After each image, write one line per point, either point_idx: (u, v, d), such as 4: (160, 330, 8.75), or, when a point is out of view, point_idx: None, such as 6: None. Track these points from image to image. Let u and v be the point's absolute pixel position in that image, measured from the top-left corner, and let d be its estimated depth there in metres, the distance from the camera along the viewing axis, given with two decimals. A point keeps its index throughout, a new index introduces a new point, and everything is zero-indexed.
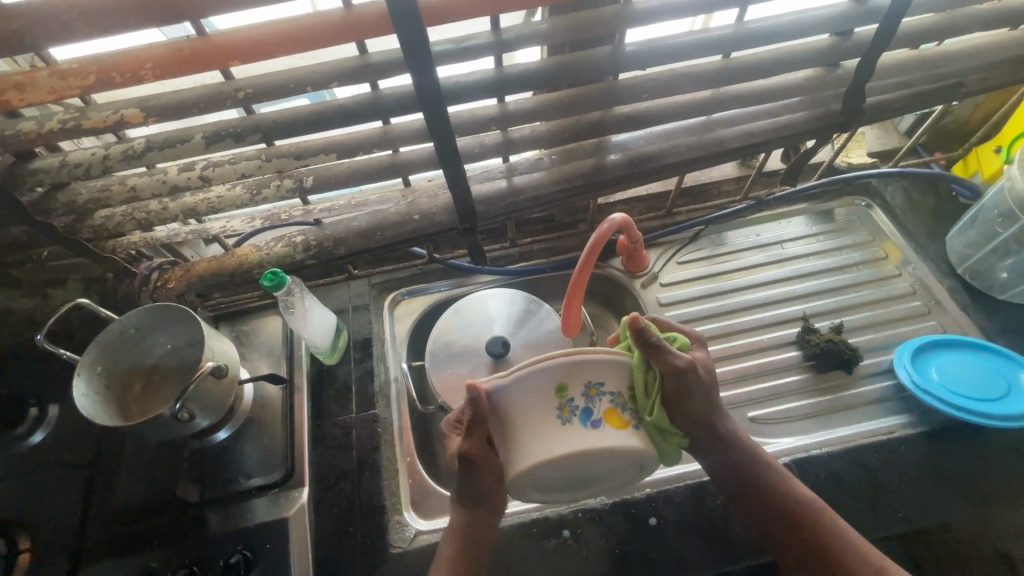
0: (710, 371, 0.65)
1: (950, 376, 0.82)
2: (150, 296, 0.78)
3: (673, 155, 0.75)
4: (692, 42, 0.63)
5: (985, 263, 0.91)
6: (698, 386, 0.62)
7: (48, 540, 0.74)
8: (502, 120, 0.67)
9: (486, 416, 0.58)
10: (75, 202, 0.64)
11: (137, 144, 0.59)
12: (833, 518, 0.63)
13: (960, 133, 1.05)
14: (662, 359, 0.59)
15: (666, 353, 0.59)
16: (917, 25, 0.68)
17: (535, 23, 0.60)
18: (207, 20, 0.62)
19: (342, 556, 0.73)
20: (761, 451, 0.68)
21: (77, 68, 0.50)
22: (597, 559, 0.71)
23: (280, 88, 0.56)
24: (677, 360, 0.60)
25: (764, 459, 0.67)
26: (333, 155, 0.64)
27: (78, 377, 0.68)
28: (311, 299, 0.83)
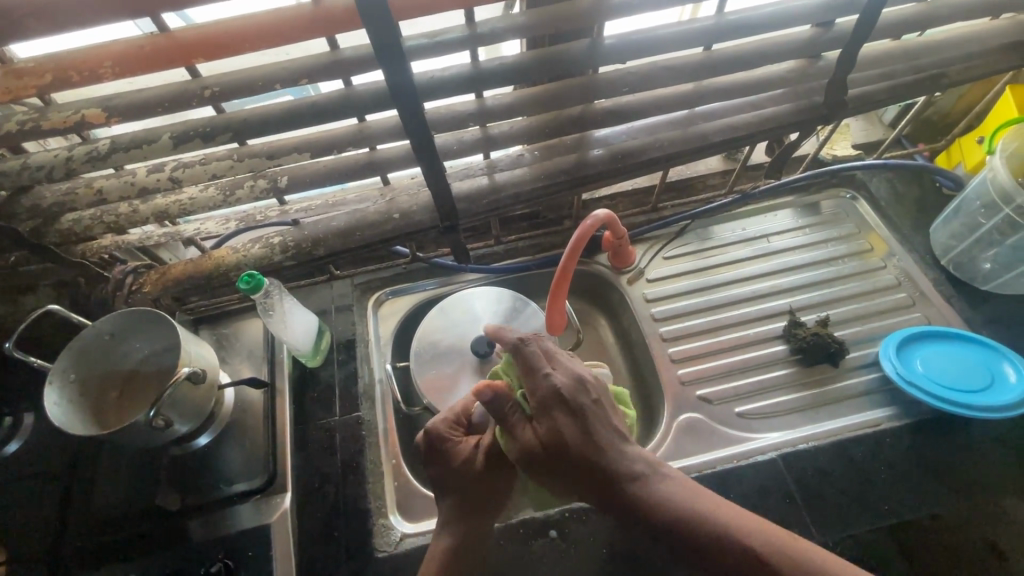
0: (559, 441, 0.58)
1: (935, 369, 0.82)
2: (125, 301, 0.76)
3: (657, 149, 0.74)
4: (672, 34, 0.62)
5: (968, 255, 0.92)
6: (544, 460, 0.59)
7: (25, 553, 0.72)
8: (480, 116, 0.66)
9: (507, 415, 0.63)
10: (40, 206, 0.62)
11: (103, 145, 0.57)
12: (779, 548, 0.55)
13: (943, 125, 1.05)
14: (509, 436, 0.61)
15: (511, 434, 0.61)
16: (898, 16, 0.68)
17: (511, 16, 0.58)
18: (182, 14, 0.61)
19: (327, 561, 0.72)
20: (671, 492, 0.58)
21: (33, 66, 0.48)
22: (584, 558, 0.71)
23: (248, 85, 0.54)
24: (516, 440, 0.60)
25: (674, 503, 0.57)
26: (307, 154, 0.62)
27: (49, 387, 0.66)
28: (291, 301, 0.81)
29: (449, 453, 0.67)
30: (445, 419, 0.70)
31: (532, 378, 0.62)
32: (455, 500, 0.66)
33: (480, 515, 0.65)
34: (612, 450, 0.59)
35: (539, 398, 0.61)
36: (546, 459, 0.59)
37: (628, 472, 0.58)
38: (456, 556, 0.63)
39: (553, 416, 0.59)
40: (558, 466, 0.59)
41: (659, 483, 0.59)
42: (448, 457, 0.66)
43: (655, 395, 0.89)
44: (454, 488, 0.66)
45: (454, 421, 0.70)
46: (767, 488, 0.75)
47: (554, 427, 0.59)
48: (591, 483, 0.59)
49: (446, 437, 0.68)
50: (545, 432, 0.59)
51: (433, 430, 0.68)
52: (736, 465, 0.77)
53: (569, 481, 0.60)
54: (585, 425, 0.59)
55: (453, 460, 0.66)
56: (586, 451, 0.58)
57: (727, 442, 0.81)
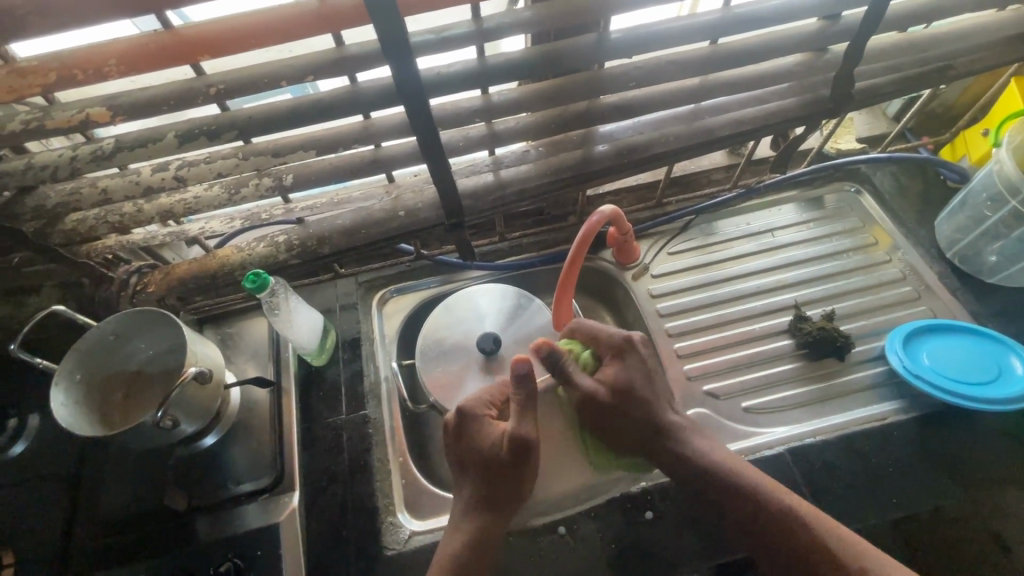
0: (624, 384, 0.68)
1: (941, 361, 0.82)
2: (130, 301, 0.76)
3: (663, 144, 0.74)
4: (678, 28, 0.62)
5: (974, 247, 0.92)
6: (607, 411, 0.68)
7: (34, 553, 0.72)
8: (486, 112, 0.65)
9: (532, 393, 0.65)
10: (44, 207, 0.62)
11: (107, 144, 0.57)
12: (812, 512, 0.63)
13: (948, 117, 1.04)
14: (569, 384, 0.68)
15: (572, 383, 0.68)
16: (905, 8, 0.67)
17: (517, 11, 0.58)
18: (179, 12, 0.60)
19: (336, 559, 0.72)
20: (715, 450, 0.68)
21: (37, 65, 0.48)
22: (593, 555, 0.70)
23: (253, 82, 0.54)
24: (576, 387, 0.68)
25: (714, 457, 0.67)
26: (312, 152, 0.62)
27: (55, 388, 0.67)
28: (296, 299, 0.81)
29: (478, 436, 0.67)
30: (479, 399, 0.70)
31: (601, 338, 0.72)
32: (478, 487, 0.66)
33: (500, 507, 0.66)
34: (664, 405, 0.70)
35: (613, 348, 0.71)
36: (604, 403, 0.68)
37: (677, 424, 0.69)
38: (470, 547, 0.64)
39: (625, 363, 0.70)
40: (612, 408, 0.68)
41: (694, 435, 0.69)
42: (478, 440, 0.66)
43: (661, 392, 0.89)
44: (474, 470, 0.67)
45: (490, 401, 0.71)
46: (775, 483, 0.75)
47: (619, 371, 0.69)
48: (639, 432, 0.69)
49: (477, 417, 0.68)
50: (614, 377, 0.69)
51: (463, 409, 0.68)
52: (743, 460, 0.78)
53: (620, 423, 0.69)
54: (649, 374, 0.70)
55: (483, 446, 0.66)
56: (645, 396, 0.68)
57: (733, 437, 0.81)
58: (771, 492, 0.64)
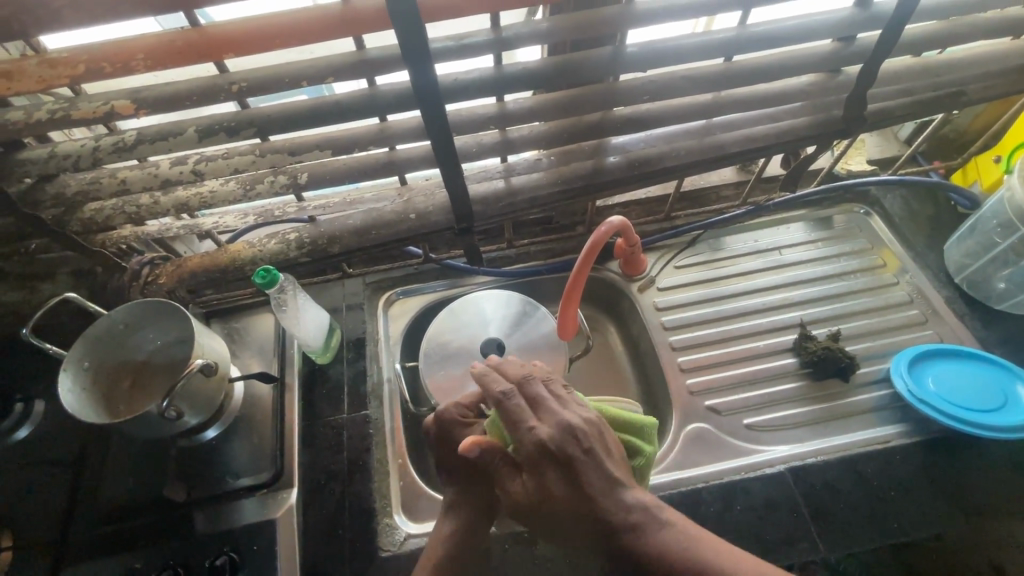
0: (542, 502, 0.54)
1: (946, 387, 0.81)
2: (141, 291, 0.77)
3: (674, 158, 0.75)
4: (693, 45, 0.63)
5: (982, 274, 0.91)
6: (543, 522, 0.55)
7: (31, 537, 0.72)
8: (501, 120, 0.66)
9: None
10: (63, 195, 0.62)
11: (128, 136, 0.58)
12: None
13: (960, 142, 1.04)
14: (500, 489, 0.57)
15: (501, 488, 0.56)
16: (921, 32, 0.68)
17: (535, 22, 0.59)
18: (202, 11, 0.61)
19: (331, 558, 0.72)
20: (676, 542, 0.53)
21: (67, 57, 0.49)
22: (588, 567, 0.70)
23: (276, 80, 0.55)
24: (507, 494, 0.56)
25: (674, 553, 0.52)
26: (328, 152, 0.63)
27: (65, 373, 0.67)
28: (304, 297, 0.81)
29: (466, 444, 0.65)
30: (457, 405, 0.68)
31: (515, 430, 0.57)
32: (457, 482, 0.66)
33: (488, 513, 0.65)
34: (611, 495, 0.54)
35: (527, 451, 0.56)
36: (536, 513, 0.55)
37: (622, 522, 0.53)
38: (451, 544, 0.62)
39: (539, 469, 0.55)
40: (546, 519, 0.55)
41: (660, 527, 0.54)
42: (465, 448, 0.65)
43: (664, 406, 0.89)
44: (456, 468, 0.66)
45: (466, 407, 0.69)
46: (774, 502, 0.75)
47: (536, 485, 0.54)
48: (583, 532, 0.54)
49: (457, 422, 0.67)
50: (533, 488, 0.54)
51: (445, 413, 0.67)
52: (744, 477, 0.77)
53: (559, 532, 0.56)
54: (572, 479, 0.54)
55: (471, 450, 0.64)
56: (574, 511, 0.53)
57: (734, 453, 0.80)
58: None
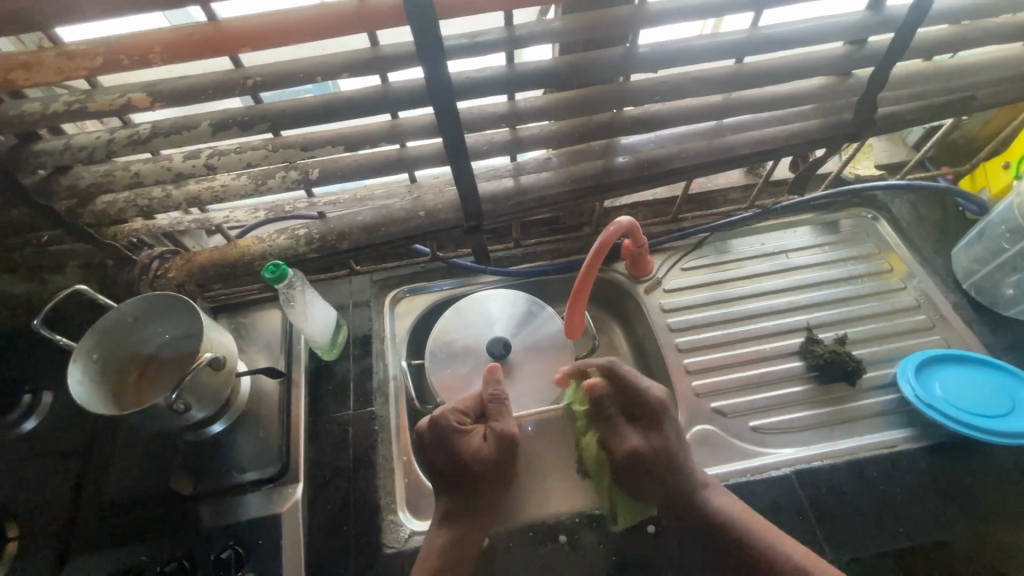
0: (666, 449, 0.70)
1: (953, 392, 0.81)
2: (151, 284, 0.78)
3: (683, 159, 0.75)
4: (705, 46, 0.63)
5: (990, 280, 0.91)
6: (653, 471, 0.70)
7: (38, 528, 0.72)
8: (511, 118, 0.66)
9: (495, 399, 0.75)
10: (77, 187, 0.63)
11: (143, 129, 0.58)
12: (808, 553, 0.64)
13: (969, 148, 1.04)
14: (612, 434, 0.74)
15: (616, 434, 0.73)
16: (932, 37, 0.68)
17: (548, 22, 0.59)
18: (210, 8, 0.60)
19: (335, 553, 0.72)
20: (734, 508, 0.68)
21: (85, 49, 0.50)
22: (592, 567, 0.70)
23: (291, 76, 0.55)
24: (625, 441, 0.73)
25: (736, 514, 0.67)
26: (340, 148, 0.63)
27: (74, 365, 0.67)
28: (312, 293, 0.82)
29: (462, 449, 0.71)
30: (451, 411, 0.74)
31: (632, 391, 0.73)
32: (449, 485, 0.71)
33: (471, 516, 0.70)
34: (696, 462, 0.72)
35: (650, 410, 0.73)
36: (649, 463, 0.70)
37: (705, 479, 0.71)
38: (450, 552, 0.67)
39: (659, 423, 0.72)
40: (656, 470, 0.70)
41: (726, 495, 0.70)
42: (461, 452, 0.70)
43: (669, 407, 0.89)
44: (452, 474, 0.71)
45: (460, 414, 0.74)
46: (780, 505, 0.75)
47: (662, 436, 0.71)
48: (672, 486, 0.70)
49: (452, 430, 0.71)
50: (653, 436, 0.72)
51: (443, 419, 0.71)
52: (749, 480, 0.77)
53: (652, 486, 0.70)
54: (680, 436, 0.73)
55: (466, 454, 0.70)
56: (681, 460, 0.70)
57: (739, 455, 0.80)
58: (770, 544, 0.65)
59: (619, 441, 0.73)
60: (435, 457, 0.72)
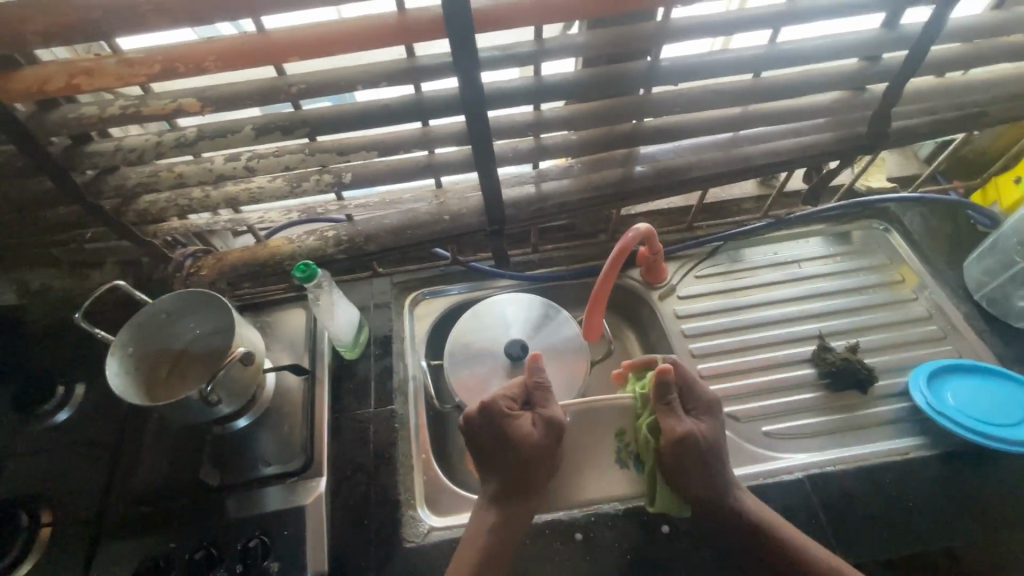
0: (718, 441, 0.68)
1: (965, 401, 0.82)
2: (184, 281, 0.81)
3: (700, 169, 0.77)
4: (724, 60, 0.65)
5: (1002, 291, 0.93)
6: (702, 461, 0.67)
7: (70, 515, 0.74)
8: (536, 127, 0.69)
9: (542, 387, 0.73)
10: (124, 186, 0.66)
11: (189, 133, 0.62)
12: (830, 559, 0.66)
13: (979, 162, 1.06)
14: (671, 419, 0.68)
15: (673, 418, 0.68)
16: (944, 54, 0.70)
17: (574, 36, 0.62)
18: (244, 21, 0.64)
19: (356, 547, 0.74)
20: (765, 510, 0.69)
21: (144, 57, 0.53)
22: (608, 565, 0.71)
23: (332, 84, 0.59)
24: (682, 424, 0.67)
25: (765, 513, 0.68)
26: (374, 153, 0.66)
27: (112, 357, 0.70)
28: (338, 293, 0.84)
29: (512, 434, 0.68)
30: (500, 398, 0.72)
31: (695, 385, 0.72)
32: (497, 471, 0.69)
33: (519, 499, 0.69)
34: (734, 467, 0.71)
35: (705, 404, 0.71)
36: (703, 451, 0.66)
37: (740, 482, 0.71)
38: (490, 541, 0.66)
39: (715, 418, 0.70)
40: (705, 460, 0.67)
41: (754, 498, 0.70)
42: (512, 438, 0.68)
43: None
44: (501, 461, 0.69)
45: (509, 401, 0.72)
46: (793, 508, 0.76)
47: (713, 426, 0.69)
48: (716, 481, 0.67)
49: (502, 416, 0.69)
50: (709, 428, 0.69)
51: (495, 405, 0.69)
52: (762, 483, 0.78)
53: (699, 478, 0.67)
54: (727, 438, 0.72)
55: (519, 441, 0.68)
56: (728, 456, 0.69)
57: (752, 459, 0.82)
58: (802, 545, 0.66)
59: (676, 424, 0.68)
60: (482, 441, 0.69)
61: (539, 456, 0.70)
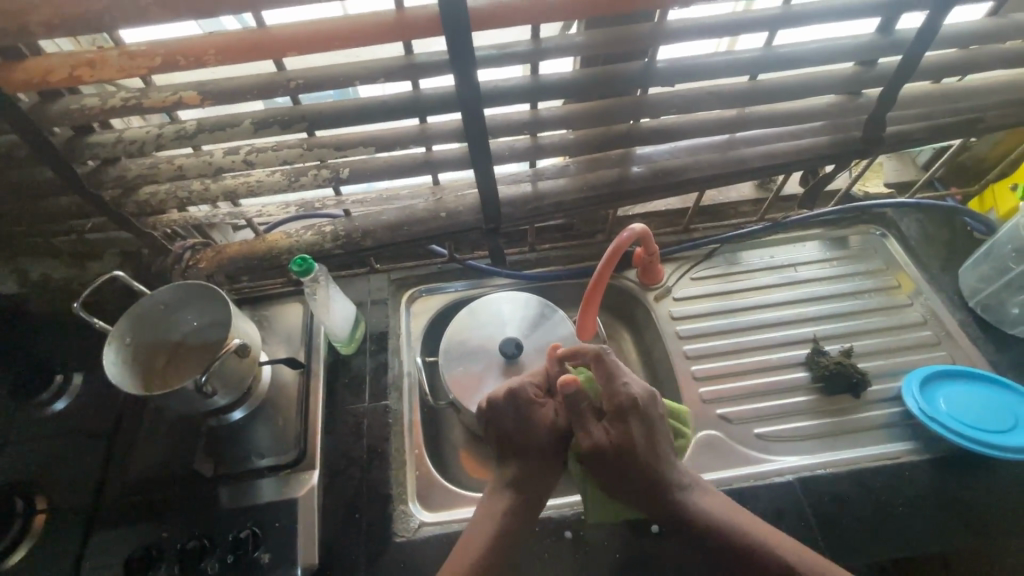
0: (627, 446, 0.66)
1: (957, 407, 0.82)
2: (182, 274, 0.81)
3: (696, 170, 0.78)
4: (721, 62, 0.66)
5: (997, 297, 0.93)
6: (618, 469, 0.66)
7: (64, 503, 0.75)
8: (533, 125, 0.70)
9: (565, 377, 0.75)
10: (125, 177, 0.67)
11: (190, 126, 0.62)
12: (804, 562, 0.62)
13: (977, 169, 1.06)
14: (581, 431, 0.68)
15: (583, 430, 0.68)
16: (940, 60, 0.71)
17: (571, 36, 0.63)
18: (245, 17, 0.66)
19: (347, 540, 0.75)
20: (714, 505, 0.66)
21: (145, 49, 0.54)
22: (597, 563, 0.71)
23: (330, 79, 0.59)
24: (589, 436, 0.67)
25: (716, 513, 0.65)
26: (372, 149, 0.67)
27: (109, 346, 0.71)
28: (334, 288, 0.85)
29: (538, 418, 0.72)
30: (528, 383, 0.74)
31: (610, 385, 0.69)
32: (518, 454, 0.71)
33: (538, 484, 0.69)
34: (666, 462, 0.68)
35: (617, 405, 0.68)
36: (613, 459, 0.66)
37: (678, 481, 0.67)
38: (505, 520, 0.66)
39: (626, 422, 0.67)
40: (619, 468, 0.66)
41: (703, 493, 0.68)
42: (535, 421, 0.71)
43: None
44: (524, 443, 0.71)
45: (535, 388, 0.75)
46: (784, 511, 0.76)
47: (624, 431, 0.67)
48: (643, 485, 0.66)
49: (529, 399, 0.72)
50: (618, 433, 0.67)
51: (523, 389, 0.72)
52: (752, 485, 0.78)
53: (622, 483, 0.66)
54: (651, 437, 0.67)
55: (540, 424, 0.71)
56: (645, 460, 0.66)
57: (743, 461, 0.82)
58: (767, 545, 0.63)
59: (585, 435, 0.67)
60: (505, 425, 0.72)
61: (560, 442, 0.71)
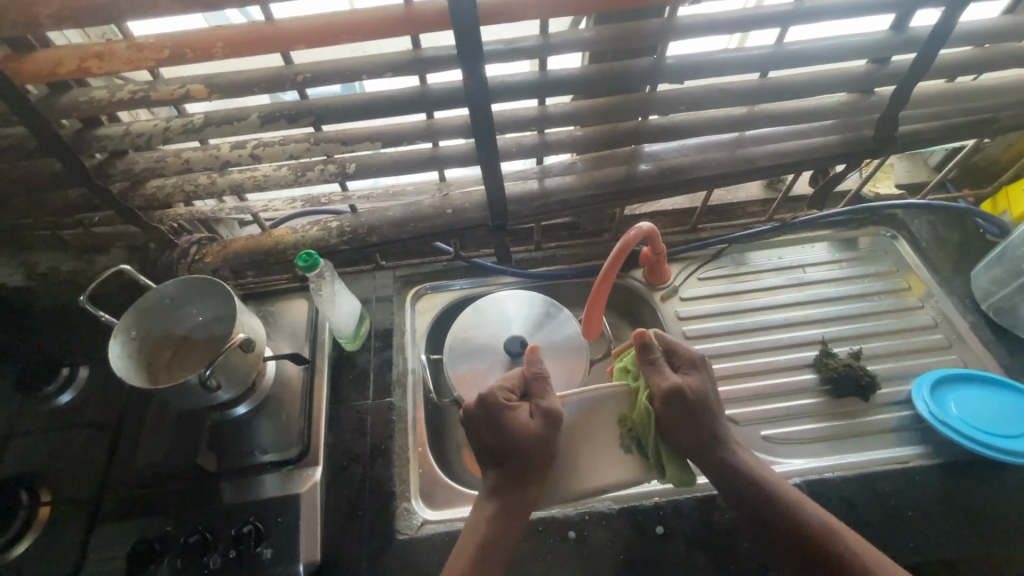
0: (705, 393, 0.68)
1: (969, 411, 0.81)
2: (189, 268, 0.81)
3: (705, 168, 0.77)
4: (731, 58, 0.65)
5: (1010, 301, 0.90)
6: (694, 416, 0.67)
7: (68, 495, 0.75)
8: (541, 122, 0.69)
9: (537, 376, 0.71)
10: (132, 170, 0.67)
11: (197, 119, 0.62)
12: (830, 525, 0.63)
13: (991, 171, 1.05)
14: (659, 375, 0.69)
15: (662, 375, 0.68)
16: (954, 58, 0.70)
17: (580, 31, 0.62)
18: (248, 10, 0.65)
19: (349, 537, 0.74)
20: (756, 466, 0.68)
21: (154, 42, 0.54)
22: (601, 564, 0.71)
23: (337, 74, 0.59)
24: (667, 378, 0.68)
25: (760, 471, 0.67)
26: (378, 144, 0.67)
27: (115, 340, 0.71)
28: (339, 284, 0.85)
29: (508, 424, 0.67)
30: (499, 387, 0.71)
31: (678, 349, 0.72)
32: (495, 462, 0.68)
33: (521, 492, 0.66)
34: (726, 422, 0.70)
35: (688, 362, 0.71)
36: (690, 405, 0.67)
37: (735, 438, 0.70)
38: (489, 533, 0.64)
39: (701, 373, 0.70)
40: (694, 415, 0.67)
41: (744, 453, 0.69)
42: (507, 429, 0.67)
43: None
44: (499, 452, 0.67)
45: (508, 391, 0.71)
46: None
47: (700, 381, 0.70)
48: (712, 437, 0.67)
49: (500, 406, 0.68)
50: (696, 381, 0.69)
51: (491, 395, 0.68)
52: None
53: (698, 431, 0.66)
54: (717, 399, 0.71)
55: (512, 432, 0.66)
56: (716, 407, 0.69)
57: None
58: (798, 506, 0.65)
59: (662, 378, 0.68)
60: (479, 431, 0.69)
61: (538, 448, 0.66)
